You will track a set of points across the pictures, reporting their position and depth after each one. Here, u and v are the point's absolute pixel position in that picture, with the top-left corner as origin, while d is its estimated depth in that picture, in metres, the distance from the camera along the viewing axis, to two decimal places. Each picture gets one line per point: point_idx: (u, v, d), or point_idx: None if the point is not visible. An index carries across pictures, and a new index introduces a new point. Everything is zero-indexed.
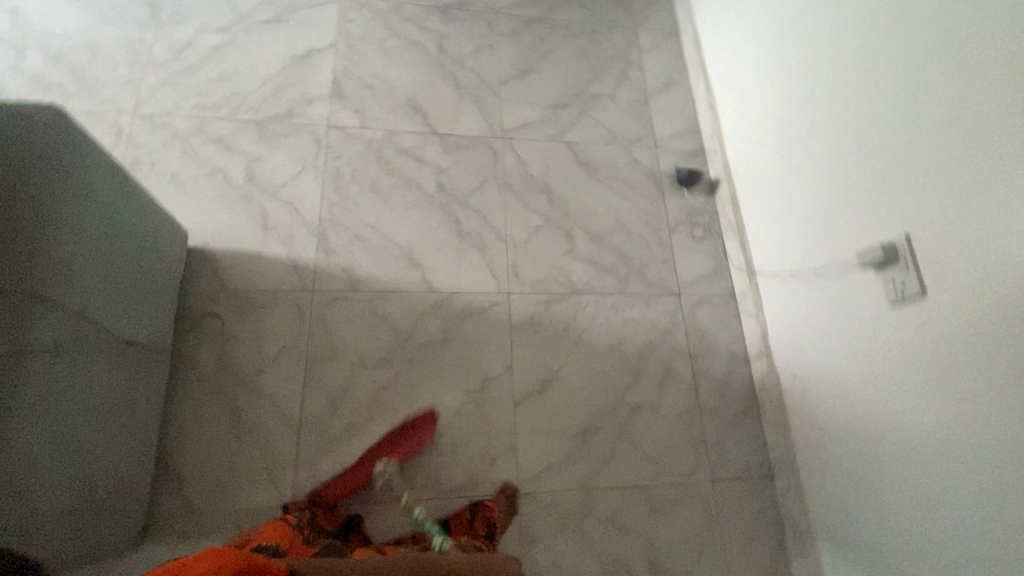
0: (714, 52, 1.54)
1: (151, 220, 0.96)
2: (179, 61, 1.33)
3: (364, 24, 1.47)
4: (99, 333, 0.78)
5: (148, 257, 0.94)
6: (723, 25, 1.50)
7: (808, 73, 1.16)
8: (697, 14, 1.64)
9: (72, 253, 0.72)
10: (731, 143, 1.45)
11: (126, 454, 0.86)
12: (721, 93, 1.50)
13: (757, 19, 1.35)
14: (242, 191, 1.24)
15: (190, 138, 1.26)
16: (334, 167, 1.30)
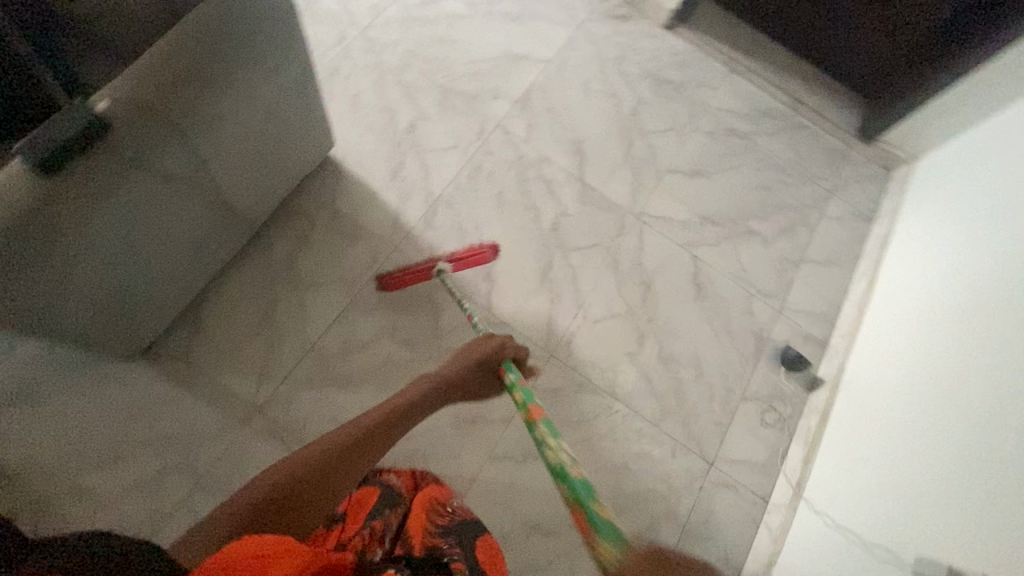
0: (899, 260, 1.39)
1: (312, 124, 1.06)
2: (420, 11, 1.47)
3: (583, 57, 1.52)
4: (209, 185, 0.88)
5: (290, 147, 1.04)
6: (923, 240, 1.35)
7: (972, 341, 1.00)
8: (904, 215, 1.49)
9: (225, 113, 0.81)
10: (860, 357, 1.30)
11: (170, 285, 0.96)
12: (880, 305, 1.34)
13: (956, 255, 1.19)
14: (397, 136, 1.33)
15: (388, 74, 1.39)
16: (479, 160, 1.36)
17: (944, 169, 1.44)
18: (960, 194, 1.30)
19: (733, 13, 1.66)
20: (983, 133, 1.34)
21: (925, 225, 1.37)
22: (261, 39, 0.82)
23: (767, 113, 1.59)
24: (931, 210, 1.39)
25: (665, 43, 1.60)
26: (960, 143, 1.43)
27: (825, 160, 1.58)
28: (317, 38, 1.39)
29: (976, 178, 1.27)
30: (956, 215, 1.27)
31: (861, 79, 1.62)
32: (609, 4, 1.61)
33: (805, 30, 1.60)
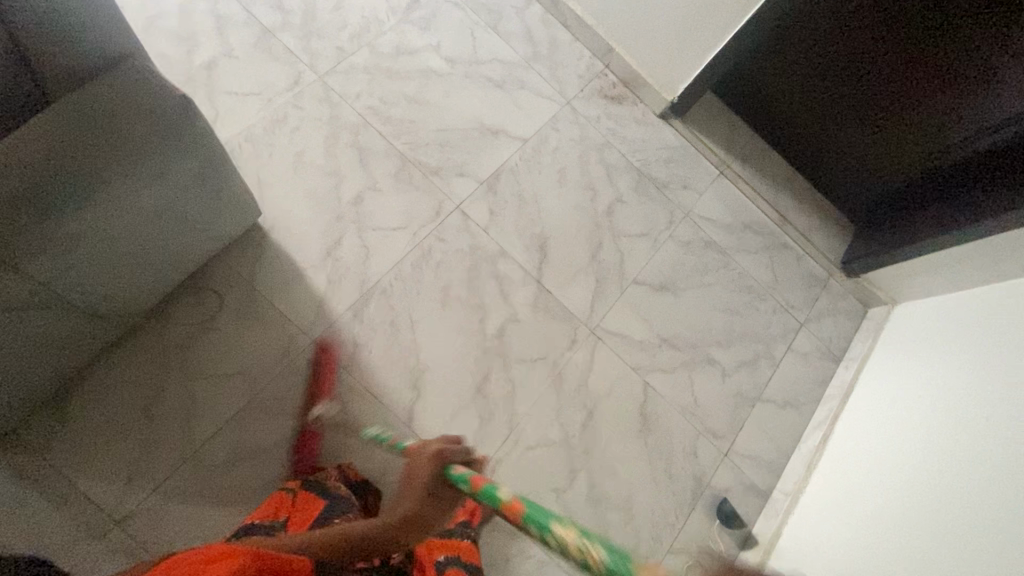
0: (857, 421, 1.30)
1: (231, 207, 0.94)
2: (392, 61, 1.32)
3: (565, 142, 1.40)
4: (55, 293, 0.76)
5: (190, 237, 0.91)
6: (884, 408, 1.26)
7: (901, 545, 0.94)
8: (871, 366, 1.40)
9: (65, 225, 0.69)
10: (794, 524, 1.21)
11: (24, 393, 0.84)
12: (827, 466, 1.27)
13: (904, 436, 1.14)
14: (339, 207, 1.19)
15: (342, 131, 1.23)
16: (429, 246, 1.22)
17: (922, 332, 1.35)
18: (932, 373, 1.21)
19: (738, 110, 1.53)
20: (969, 310, 1.25)
21: (889, 391, 1.29)
22: (148, 142, 0.71)
23: (751, 227, 1.49)
24: (899, 375, 1.30)
25: (657, 134, 1.48)
26: (941, 308, 1.35)
27: (802, 288, 1.48)
28: (267, 77, 1.22)
29: (952, 361, 1.19)
30: (923, 395, 1.19)
31: (858, 204, 1.53)
32: (605, 81, 1.48)
33: (812, 143, 1.49)
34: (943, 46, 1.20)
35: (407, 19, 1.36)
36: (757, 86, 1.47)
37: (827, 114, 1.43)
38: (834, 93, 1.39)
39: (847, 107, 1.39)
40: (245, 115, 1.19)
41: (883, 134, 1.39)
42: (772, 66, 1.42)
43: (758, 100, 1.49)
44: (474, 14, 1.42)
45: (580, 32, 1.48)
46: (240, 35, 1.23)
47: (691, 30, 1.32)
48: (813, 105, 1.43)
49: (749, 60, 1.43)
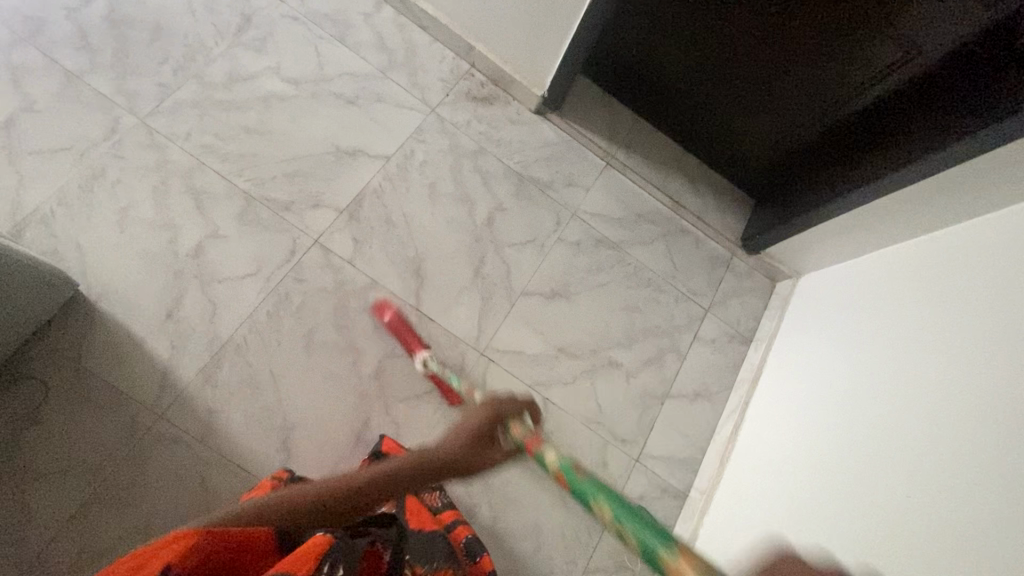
0: (803, 404, 1.16)
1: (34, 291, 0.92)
2: (226, 91, 1.20)
3: (434, 152, 1.31)
4: None
5: None
6: (842, 384, 1.10)
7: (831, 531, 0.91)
8: (812, 338, 1.27)
9: None
10: (742, 526, 1.09)
11: None
12: (741, 458, 1.22)
13: (818, 418, 1.10)
14: (178, 261, 1.08)
15: (173, 176, 1.12)
16: (286, 289, 1.12)
17: (869, 292, 1.19)
18: (899, 339, 1.04)
19: (624, 86, 1.43)
20: (933, 258, 1.07)
21: (845, 365, 1.13)
22: None
23: (645, 217, 1.43)
24: (850, 345, 1.15)
25: (536, 132, 1.40)
26: (892, 260, 1.18)
27: (704, 273, 1.43)
28: (80, 128, 1.10)
29: (922, 324, 1.01)
30: (895, 366, 1.01)
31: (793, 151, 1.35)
32: (472, 81, 1.38)
33: (733, 87, 1.30)
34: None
35: (240, 43, 1.24)
36: (637, 67, 1.37)
37: (747, 51, 1.22)
38: (748, 24, 1.18)
39: (766, 40, 1.18)
40: (56, 173, 1.07)
41: (812, 65, 1.18)
42: (658, 37, 1.29)
43: (646, 70, 1.36)
44: (317, 27, 1.31)
45: (438, 31, 1.37)
46: (43, 84, 1.11)
47: (545, 15, 1.24)
48: (728, 43, 1.23)
49: (635, 15, 1.27)
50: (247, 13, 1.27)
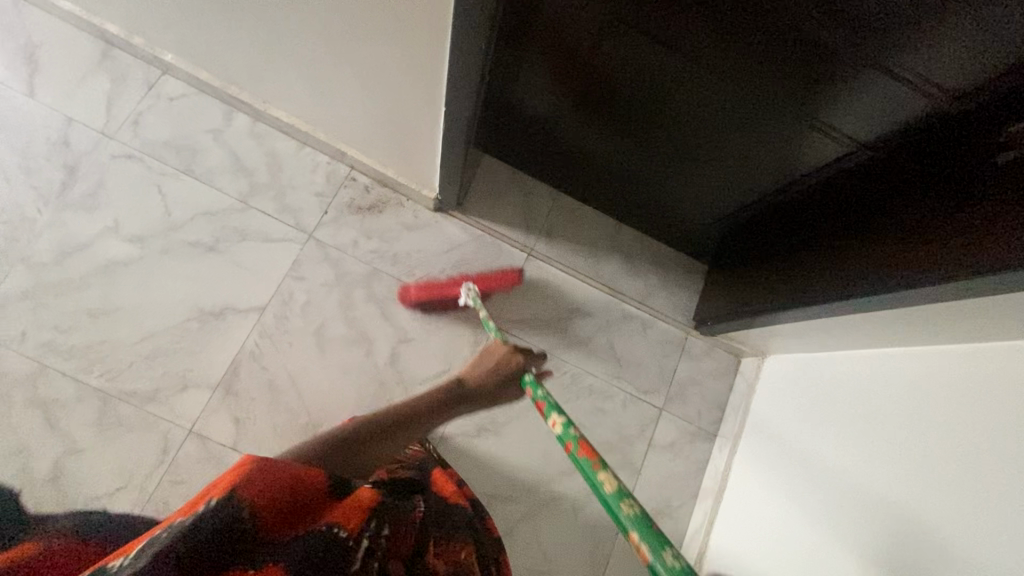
0: (782, 529, 0.98)
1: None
2: (59, 270, 1.04)
3: (317, 287, 1.13)
4: None
5: None
6: (825, 522, 0.91)
7: None
8: (788, 439, 1.07)
9: None
10: None
11: None
12: (704, 561, 1.13)
13: (777, 531, 1.00)
14: (33, 490, 0.96)
15: (13, 391, 0.98)
16: (163, 497, 0.99)
17: (856, 396, 0.96)
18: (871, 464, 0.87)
19: (522, 149, 1.18)
20: (910, 368, 0.87)
21: (828, 493, 0.93)
22: None
23: (579, 310, 1.23)
24: (837, 466, 0.93)
25: (437, 234, 1.20)
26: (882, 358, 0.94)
27: (655, 364, 1.24)
28: None
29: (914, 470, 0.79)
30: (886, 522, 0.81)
31: (747, 209, 1.11)
32: (354, 188, 1.18)
33: (660, 155, 1.07)
34: (748, 83, 0.85)
35: (68, 205, 1.06)
36: (543, 147, 1.15)
37: (668, 123, 0.98)
38: (654, 113, 0.98)
39: (686, 110, 0.94)
40: None
41: (751, 133, 0.94)
42: (557, 121, 1.08)
43: (548, 137, 1.12)
44: (158, 161, 1.11)
45: (301, 135, 1.16)
46: None
47: (404, 129, 1.02)
48: (645, 115, 0.99)
49: (523, 101, 1.05)
50: (72, 164, 1.08)
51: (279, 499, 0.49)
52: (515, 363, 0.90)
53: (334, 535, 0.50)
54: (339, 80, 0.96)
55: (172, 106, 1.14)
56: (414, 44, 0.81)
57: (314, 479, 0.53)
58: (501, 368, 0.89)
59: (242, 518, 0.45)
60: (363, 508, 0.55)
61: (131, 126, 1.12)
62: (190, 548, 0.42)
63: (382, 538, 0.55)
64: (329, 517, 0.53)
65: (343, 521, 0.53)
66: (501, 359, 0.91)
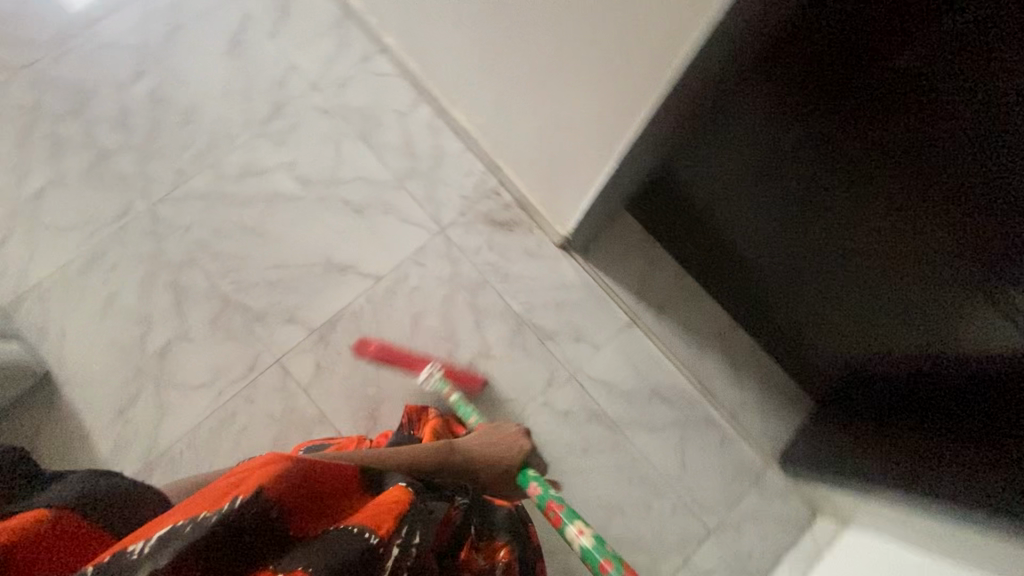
0: None
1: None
2: (235, 184, 1.18)
3: (430, 277, 1.18)
4: None
5: None
6: None
7: None
8: None
9: None
10: None
11: None
12: None
13: None
14: (143, 357, 1.09)
15: (163, 269, 1.13)
16: (233, 408, 1.08)
17: None
18: None
19: (662, 224, 1.17)
20: None
21: None
22: None
23: (661, 395, 1.18)
24: None
25: (553, 270, 1.22)
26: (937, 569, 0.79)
27: (720, 482, 1.15)
28: (94, 208, 1.15)
29: None
30: None
31: (890, 378, 0.99)
32: (495, 202, 1.24)
33: (805, 276, 1.00)
34: (942, 235, 0.77)
35: (264, 134, 1.22)
36: (685, 229, 1.13)
37: (828, 246, 0.92)
38: (817, 232, 0.92)
39: (854, 239, 0.87)
40: (63, 252, 1.12)
41: (921, 290, 0.84)
42: (710, 209, 1.05)
43: (693, 220, 1.10)
44: (346, 122, 1.24)
45: (469, 140, 1.24)
46: (75, 158, 1.16)
47: (564, 167, 1.05)
48: (807, 231, 0.93)
49: (682, 181, 1.05)
50: (280, 102, 1.24)
51: (298, 494, 0.51)
52: (524, 449, 0.95)
53: (358, 539, 0.48)
54: (524, 105, 1.03)
55: (375, 81, 1.27)
56: (614, 136, 0.91)
57: (341, 474, 0.56)
58: (507, 446, 0.95)
59: (261, 515, 0.47)
60: (396, 511, 0.53)
61: (337, 86, 1.26)
62: (205, 540, 0.44)
63: (412, 540, 0.53)
64: (358, 519, 0.50)
65: (375, 525, 0.50)
66: (511, 445, 0.95)
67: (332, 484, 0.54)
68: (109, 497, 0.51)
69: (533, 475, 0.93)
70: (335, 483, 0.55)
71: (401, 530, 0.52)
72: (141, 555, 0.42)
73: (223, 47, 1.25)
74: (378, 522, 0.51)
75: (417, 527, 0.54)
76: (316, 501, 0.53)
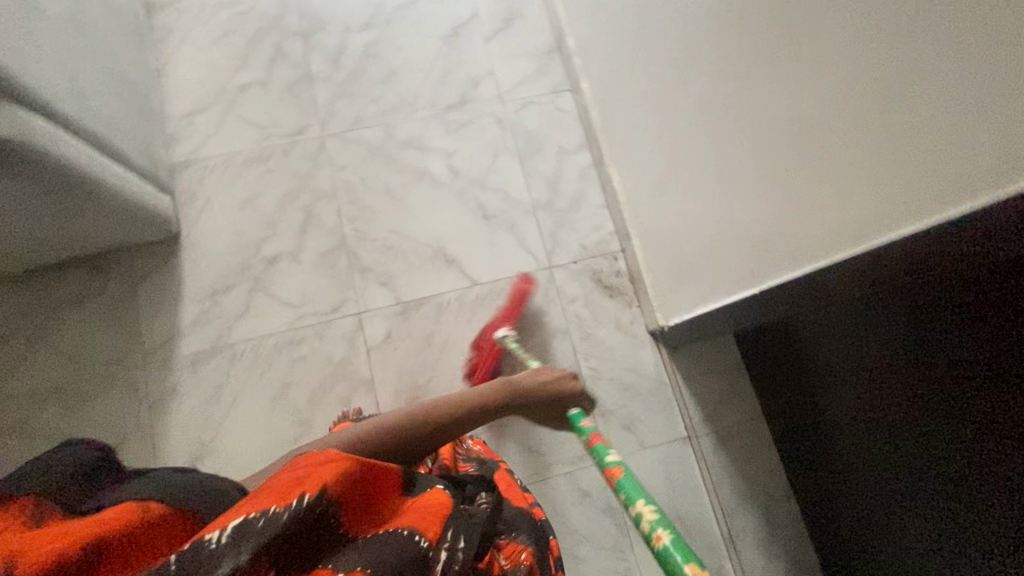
0: None
1: (125, 223, 1.06)
2: (397, 149, 1.28)
3: (520, 305, 1.21)
4: None
5: (78, 235, 1.03)
6: None
7: None
8: None
9: None
10: None
11: None
12: None
13: None
14: (255, 256, 1.18)
15: (305, 192, 1.23)
16: (303, 335, 1.14)
17: None
18: None
19: (772, 364, 1.05)
20: None
21: None
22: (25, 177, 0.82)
23: (682, 521, 1.13)
24: None
25: (633, 351, 1.21)
26: None
27: None
28: (279, 118, 1.27)
29: None
30: None
31: None
32: (608, 265, 1.26)
33: (878, 514, 0.85)
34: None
35: (439, 118, 1.31)
36: (789, 386, 1.01)
37: (913, 505, 0.77)
38: (909, 484, 0.77)
39: (943, 519, 0.72)
40: (237, 142, 1.25)
41: None
42: (816, 387, 0.92)
43: (800, 384, 0.98)
44: (512, 138, 1.32)
45: (612, 201, 1.28)
46: (284, 72, 1.30)
47: (691, 268, 1.05)
48: (900, 475, 0.78)
49: (802, 342, 0.92)
50: (466, 98, 1.33)
51: (356, 492, 0.54)
52: (563, 387, 0.92)
53: (413, 542, 0.53)
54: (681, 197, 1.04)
55: (554, 114, 1.34)
56: (745, 269, 0.88)
57: (386, 473, 0.58)
58: (545, 385, 0.91)
59: (324, 511, 0.50)
60: (442, 516, 0.59)
61: (519, 105, 1.34)
62: (277, 537, 0.46)
63: (456, 542, 0.58)
64: (409, 523, 0.56)
65: (424, 529, 0.56)
66: (551, 382, 0.92)
67: (383, 483, 0.58)
68: (184, 491, 0.52)
69: (577, 412, 0.90)
70: (385, 483, 0.59)
71: (446, 533, 0.58)
72: (219, 543, 0.44)
73: (442, 31, 1.37)
74: (429, 525, 0.56)
75: (462, 531, 0.60)
76: (370, 496, 0.57)
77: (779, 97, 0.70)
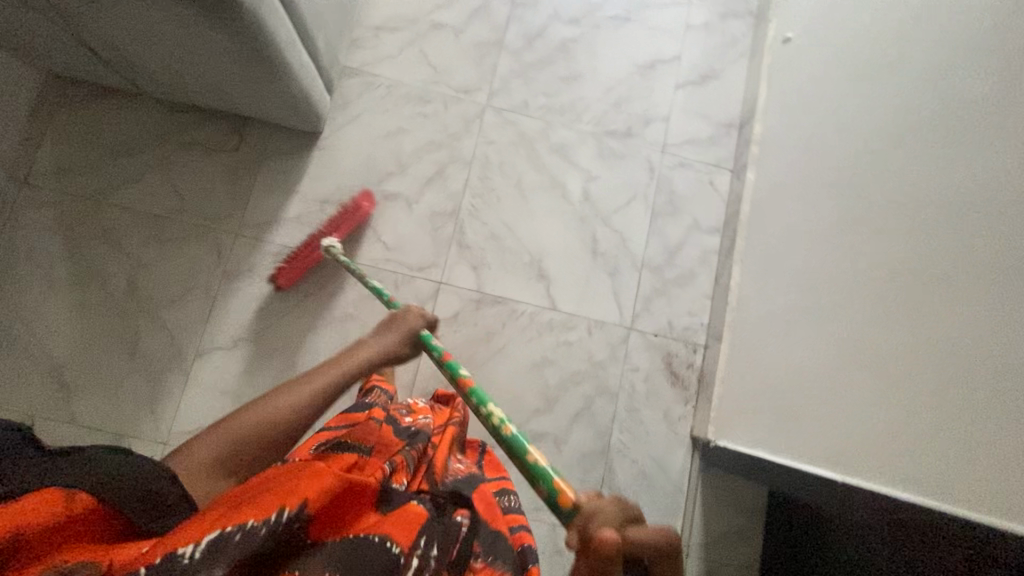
0: None
1: (286, 107, 1.10)
2: (546, 149, 1.26)
3: (586, 349, 1.19)
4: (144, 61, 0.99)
5: (244, 98, 1.08)
6: None
7: None
8: None
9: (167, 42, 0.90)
10: None
11: (79, 62, 1.05)
12: None
13: None
14: (375, 185, 1.20)
15: (446, 149, 1.23)
16: (383, 278, 1.16)
17: None
18: None
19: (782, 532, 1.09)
20: None
21: None
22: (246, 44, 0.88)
23: None
24: None
25: (668, 445, 1.18)
26: None
27: None
28: (454, 70, 1.27)
29: None
30: None
31: None
32: (685, 354, 1.22)
33: None
34: None
35: (597, 140, 1.28)
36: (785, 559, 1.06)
37: None
38: None
39: None
40: (408, 74, 1.26)
41: None
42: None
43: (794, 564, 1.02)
44: (655, 191, 1.28)
45: (719, 295, 1.23)
46: (479, 30, 1.30)
47: (768, 405, 1.02)
48: None
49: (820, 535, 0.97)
50: (631, 132, 1.30)
51: (333, 502, 0.58)
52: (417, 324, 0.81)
53: (389, 554, 0.58)
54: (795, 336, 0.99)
55: (704, 187, 1.30)
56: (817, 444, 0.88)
57: (369, 489, 0.62)
58: (397, 326, 0.80)
59: (298, 525, 0.54)
60: (417, 526, 0.62)
61: (676, 163, 1.30)
62: (250, 552, 0.50)
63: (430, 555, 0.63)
64: (389, 531, 0.60)
65: (399, 538, 0.60)
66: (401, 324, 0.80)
67: (361, 495, 0.61)
68: (122, 488, 0.49)
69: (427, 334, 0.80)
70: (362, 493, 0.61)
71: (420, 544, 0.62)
72: (191, 560, 0.46)
73: (639, 59, 1.33)
74: (405, 536, 0.61)
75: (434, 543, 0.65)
76: (344, 505, 0.59)
77: (935, 339, 0.68)
